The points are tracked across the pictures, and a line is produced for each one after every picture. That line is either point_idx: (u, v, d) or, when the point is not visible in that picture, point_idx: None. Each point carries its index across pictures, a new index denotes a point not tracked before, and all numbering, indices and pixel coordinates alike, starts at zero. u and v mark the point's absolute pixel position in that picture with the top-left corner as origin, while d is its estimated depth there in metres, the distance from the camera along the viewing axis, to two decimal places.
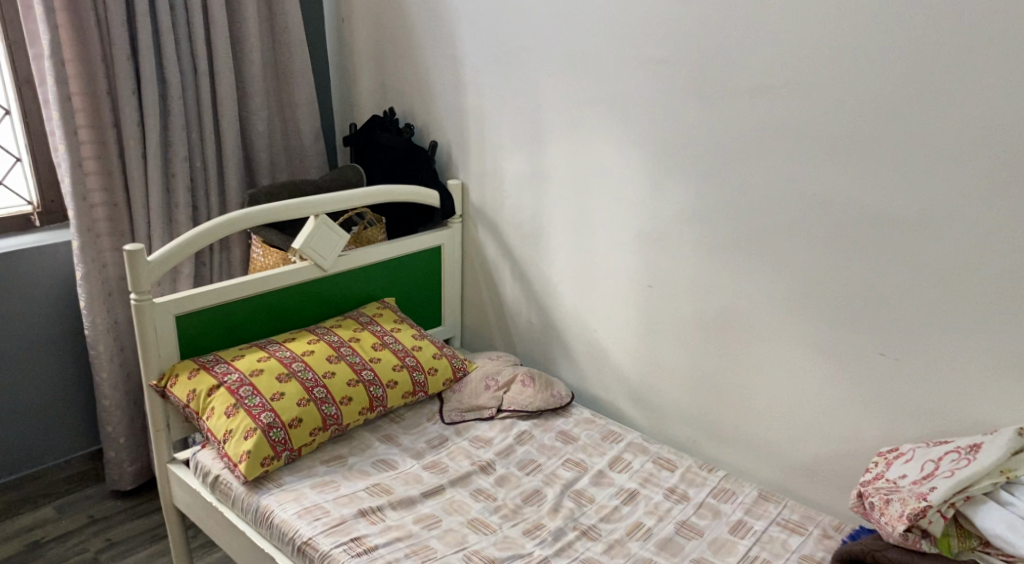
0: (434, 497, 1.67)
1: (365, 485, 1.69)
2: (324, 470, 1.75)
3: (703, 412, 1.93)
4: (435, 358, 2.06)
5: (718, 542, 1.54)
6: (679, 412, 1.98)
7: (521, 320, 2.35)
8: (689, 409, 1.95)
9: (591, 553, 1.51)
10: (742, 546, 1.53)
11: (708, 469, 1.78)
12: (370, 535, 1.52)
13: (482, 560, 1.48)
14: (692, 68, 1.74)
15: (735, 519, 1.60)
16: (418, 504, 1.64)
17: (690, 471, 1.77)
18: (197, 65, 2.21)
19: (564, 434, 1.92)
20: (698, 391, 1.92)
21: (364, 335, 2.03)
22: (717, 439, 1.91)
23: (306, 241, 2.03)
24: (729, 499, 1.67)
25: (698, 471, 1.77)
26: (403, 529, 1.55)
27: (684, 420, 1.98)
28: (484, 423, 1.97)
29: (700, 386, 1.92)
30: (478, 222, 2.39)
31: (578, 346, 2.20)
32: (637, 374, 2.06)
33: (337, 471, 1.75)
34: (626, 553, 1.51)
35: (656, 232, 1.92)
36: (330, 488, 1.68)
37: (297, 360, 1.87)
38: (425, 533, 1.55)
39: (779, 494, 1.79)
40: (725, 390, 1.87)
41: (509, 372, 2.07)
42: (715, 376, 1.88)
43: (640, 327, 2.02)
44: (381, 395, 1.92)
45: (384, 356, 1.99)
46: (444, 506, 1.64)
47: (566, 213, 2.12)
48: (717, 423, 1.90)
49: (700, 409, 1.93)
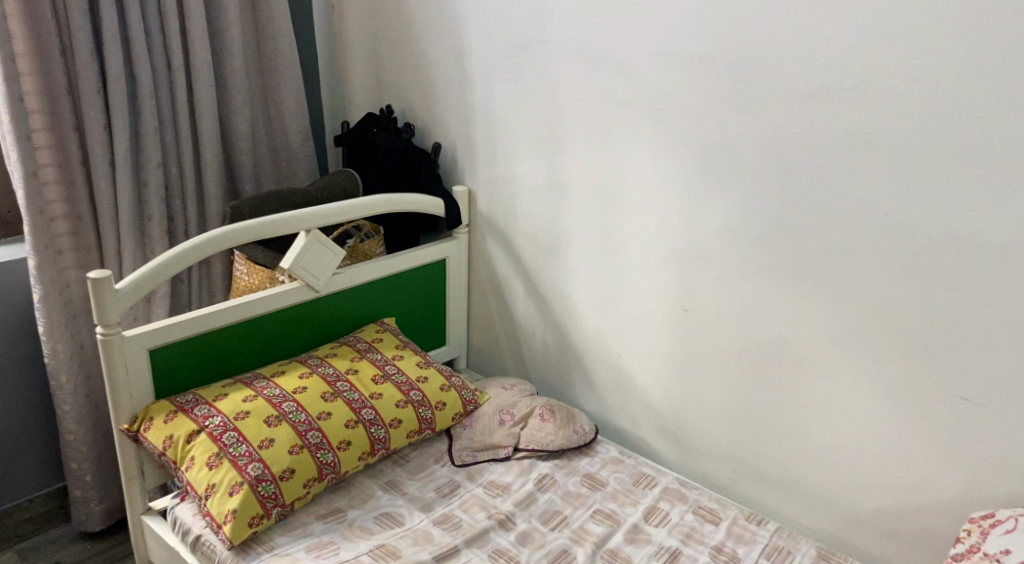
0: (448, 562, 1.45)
1: (368, 548, 1.47)
2: (321, 529, 1.53)
3: (747, 453, 1.72)
4: (443, 391, 1.84)
5: None
6: (717, 451, 1.77)
7: (534, 342, 2.13)
8: (730, 448, 1.75)
9: None
10: None
11: (757, 521, 1.58)
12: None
13: None
14: (739, 66, 1.52)
15: None
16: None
17: (737, 525, 1.57)
18: (171, 59, 1.96)
19: (590, 477, 1.71)
20: (741, 429, 1.72)
21: (363, 366, 1.81)
22: (763, 483, 1.71)
23: (299, 254, 1.81)
24: (784, 560, 1.47)
25: (746, 525, 1.56)
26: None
27: (723, 460, 1.77)
28: (500, 464, 1.76)
29: (744, 423, 1.71)
30: (487, 233, 2.17)
31: (600, 373, 1.98)
32: (669, 408, 1.85)
33: (335, 530, 1.53)
34: None
35: (694, 251, 1.70)
36: (328, 553, 1.46)
37: (287, 400, 1.65)
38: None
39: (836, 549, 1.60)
40: (772, 429, 1.67)
41: (526, 405, 1.86)
42: (760, 413, 1.68)
43: (673, 355, 1.81)
44: (384, 436, 1.70)
45: (386, 391, 1.76)
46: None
47: (589, 227, 1.89)
48: (762, 466, 1.70)
49: (744, 449, 1.72)
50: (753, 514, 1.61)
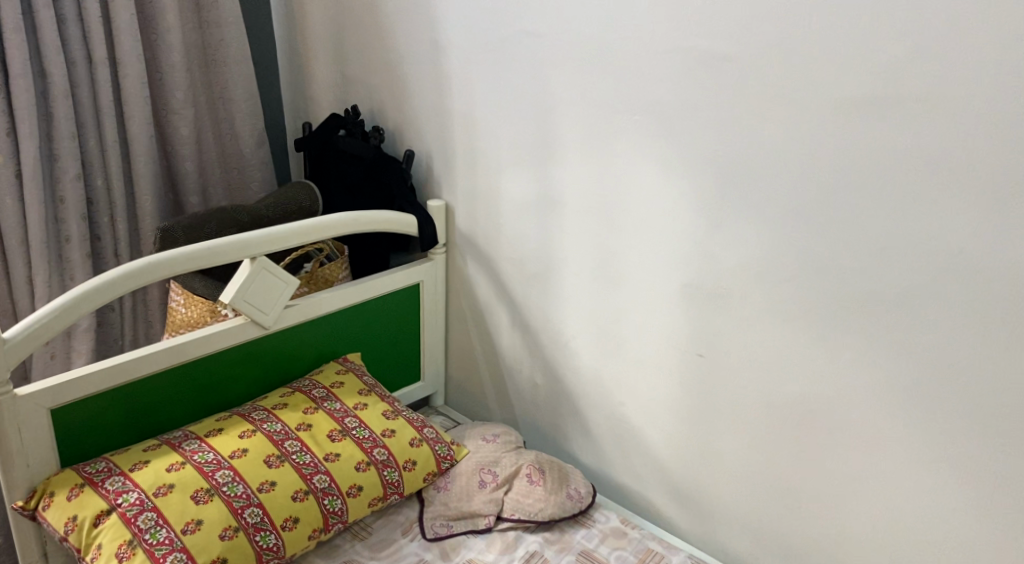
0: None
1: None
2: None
3: (778, 524, 1.47)
4: (413, 447, 1.55)
5: None
6: (742, 521, 1.52)
7: (521, 381, 1.85)
8: (756, 516, 1.49)
9: None
10: None
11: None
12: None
13: None
14: (775, 67, 1.24)
15: None
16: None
17: None
18: (91, 51, 1.65)
19: (587, 556, 1.43)
20: (770, 496, 1.46)
21: (317, 420, 1.52)
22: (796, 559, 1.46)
23: (241, 286, 1.52)
24: None
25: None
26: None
27: (747, 531, 1.52)
28: (480, 537, 1.48)
29: (774, 490, 1.45)
30: (467, 254, 1.88)
31: (597, 421, 1.71)
32: (680, 465, 1.58)
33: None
34: None
35: (713, 287, 1.42)
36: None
37: (222, 468, 1.36)
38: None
39: None
40: (810, 498, 1.41)
41: (512, 463, 1.57)
42: (795, 478, 1.42)
43: (686, 406, 1.54)
44: (340, 507, 1.42)
45: (345, 450, 1.47)
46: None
47: (586, 253, 1.61)
48: (796, 540, 1.45)
49: (773, 519, 1.47)
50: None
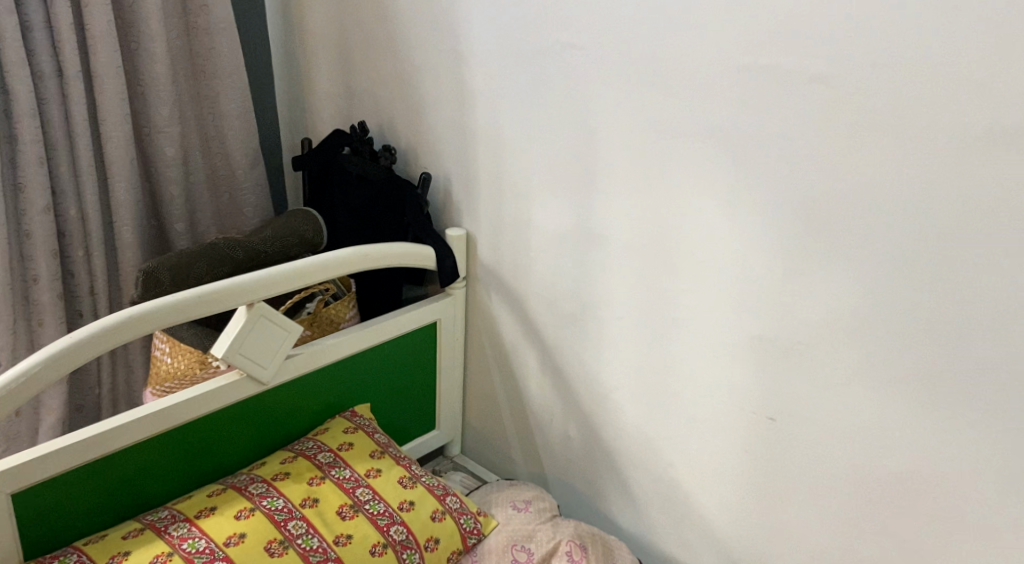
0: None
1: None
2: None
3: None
4: (434, 522, 1.35)
5: None
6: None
7: (551, 433, 1.66)
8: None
9: None
10: None
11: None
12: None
13: None
14: (876, 93, 1.04)
15: None
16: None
17: None
18: (62, 63, 1.43)
19: None
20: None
21: (325, 492, 1.31)
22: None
23: (237, 338, 1.31)
24: None
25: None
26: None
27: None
28: None
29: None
30: (489, 289, 1.67)
31: (641, 483, 1.51)
32: (742, 536, 1.40)
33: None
34: None
35: (792, 342, 1.23)
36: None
37: (215, 559, 1.15)
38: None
39: None
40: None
41: (549, 539, 1.38)
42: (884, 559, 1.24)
43: (751, 472, 1.35)
44: None
45: (358, 530, 1.27)
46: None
47: (633, 297, 1.41)
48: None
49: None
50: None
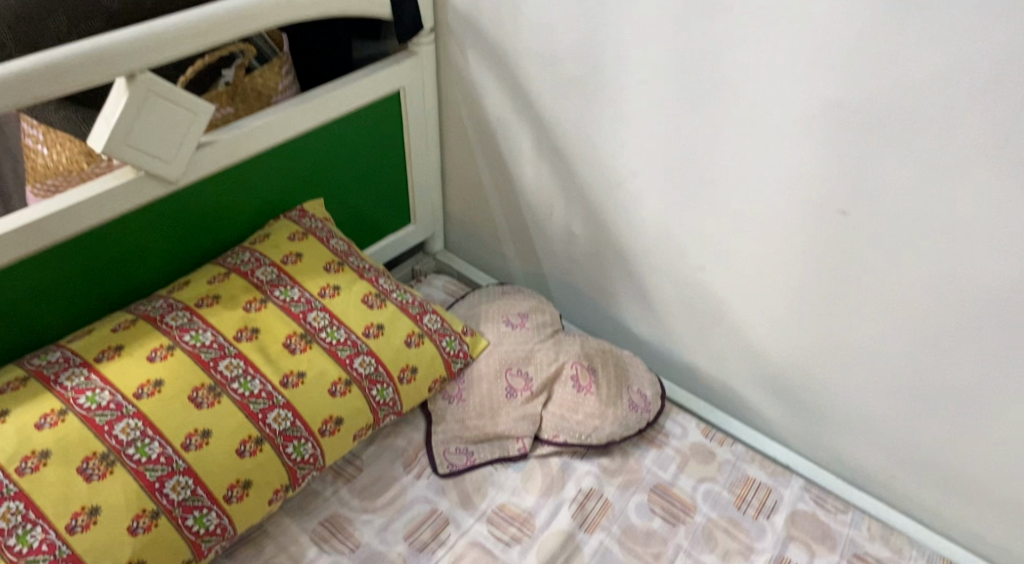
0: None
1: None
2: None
3: (934, 434, 0.99)
4: (410, 349, 1.09)
5: None
6: (886, 433, 1.03)
7: (550, 230, 1.32)
8: (905, 421, 1.01)
9: None
10: None
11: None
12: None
13: None
14: None
15: None
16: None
17: None
18: None
19: (664, 494, 1.03)
20: (942, 405, 0.96)
21: (267, 322, 1.03)
22: (959, 489, 0.99)
23: (120, 127, 0.94)
24: None
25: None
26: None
27: (882, 443, 1.04)
28: (513, 468, 1.08)
29: (939, 394, 0.96)
30: (467, 45, 1.26)
31: (663, 292, 1.19)
32: (793, 354, 1.08)
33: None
34: None
35: (893, 101, 0.83)
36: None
37: (125, 417, 0.88)
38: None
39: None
40: (999, 420, 0.92)
41: (550, 362, 1.14)
42: (982, 394, 0.92)
43: (811, 278, 1.01)
44: (312, 453, 0.98)
45: (313, 367, 1.01)
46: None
47: (664, 50, 1.00)
48: (965, 469, 0.98)
49: (930, 426, 0.99)
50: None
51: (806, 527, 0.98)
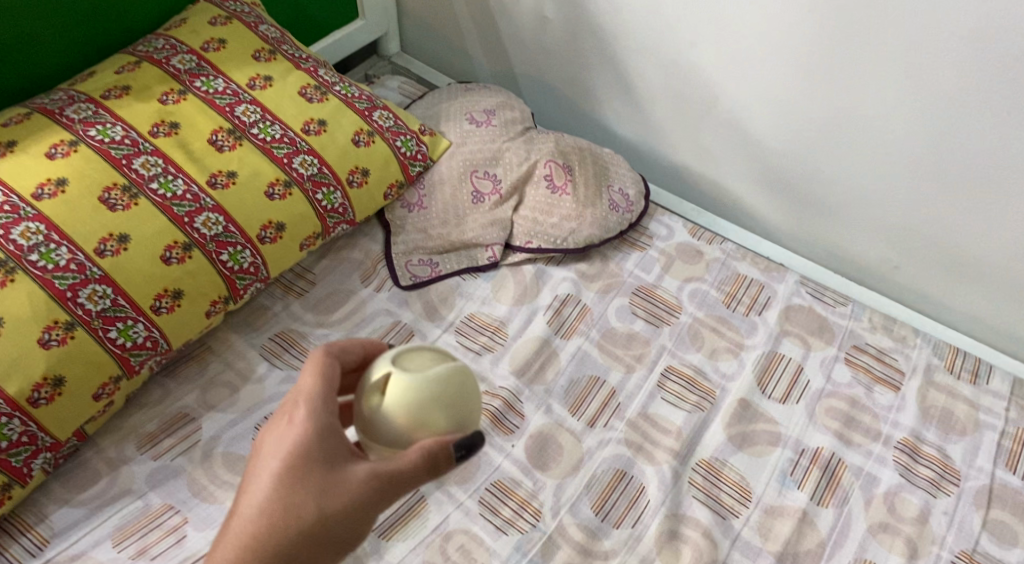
0: (392, 545, 0.75)
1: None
2: (146, 474, 0.78)
3: (944, 216, 0.89)
4: (359, 148, 0.95)
5: None
6: (890, 218, 0.94)
7: (517, 14, 1.13)
8: (914, 203, 0.90)
9: None
10: None
11: (972, 377, 0.85)
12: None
13: None
14: None
15: None
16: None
17: (933, 387, 0.84)
18: None
19: (647, 296, 0.94)
20: (955, 183, 0.86)
21: (188, 115, 0.88)
22: (965, 274, 0.92)
23: None
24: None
25: (953, 386, 0.85)
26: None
27: (884, 230, 0.95)
28: (482, 278, 0.97)
29: (955, 169, 0.85)
30: None
31: (647, 79, 1.04)
32: (788, 139, 0.96)
33: (178, 474, 0.78)
34: None
35: None
36: (165, 539, 0.74)
37: (23, 219, 0.76)
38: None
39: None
40: (1020, 191, 0.82)
41: (520, 163, 0.99)
42: (1010, 167, 0.81)
43: (815, 43, 0.86)
44: (252, 262, 0.87)
45: (245, 167, 0.87)
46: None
47: None
48: (974, 251, 0.90)
49: (941, 207, 0.89)
50: (956, 352, 0.88)
51: (802, 323, 0.91)
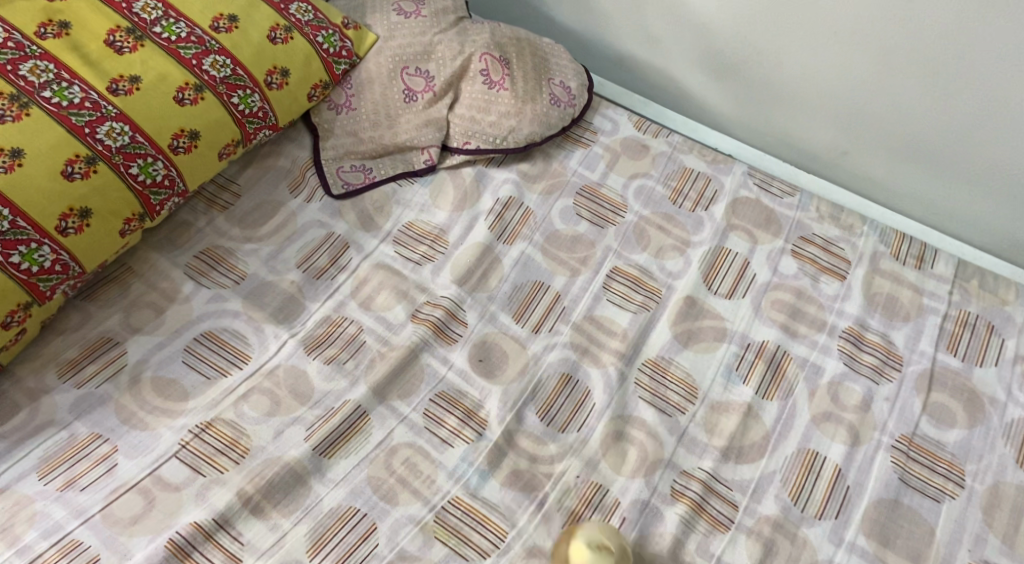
0: (335, 461, 0.74)
1: (178, 444, 0.73)
2: (70, 404, 0.74)
3: (896, 95, 0.86)
4: (276, 46, 0.87)
5: (978, 475, 0.72)
6: (837, 100, 0.90)
7: None
8: (865, 82, 0.87)
9: (718, 511, 0.70)
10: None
11: (917, 262, 0.85)
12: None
13: (472, 507, 0.71)
14: None
15: (989, 395, 0.76)
16: (305, 497, 0.72)
17: (880, 276, 0.84)
18: None
19: (592, 196, 0.91)
20: (906, 60, 0.82)
21: (79, 15, 0.79)
22: (910, 157, 0.90)
23: None
24: (969, 343, 0.79)
25: (898, 272, 0.84)
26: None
27: (831, 114, 0.92)
28: (419, 184, 0.92)
29: (905, 46, 0.81)
30: None
31: None
32: (734, 20, 0.90)
33: (104, 402, 0.75)
34: (800, 534, 0.69)
35: None
36: (96, 467, 0.71)
37: None
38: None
39: (964, 237, 0.94)
40: (970, 65, 0.79)
41: (454, 57, 0.91)
42: (965, 37, 0.77)
43: None
44: (166, 174, 0.80)
45: (149, 70, 0.79)
46: (368, 483, 0.73)
47: None
48: (922, 130, 0.87)
49: (894, 85, 0.85)
50: (902, 238, 0.87)
51: (748, 216, 0.88)
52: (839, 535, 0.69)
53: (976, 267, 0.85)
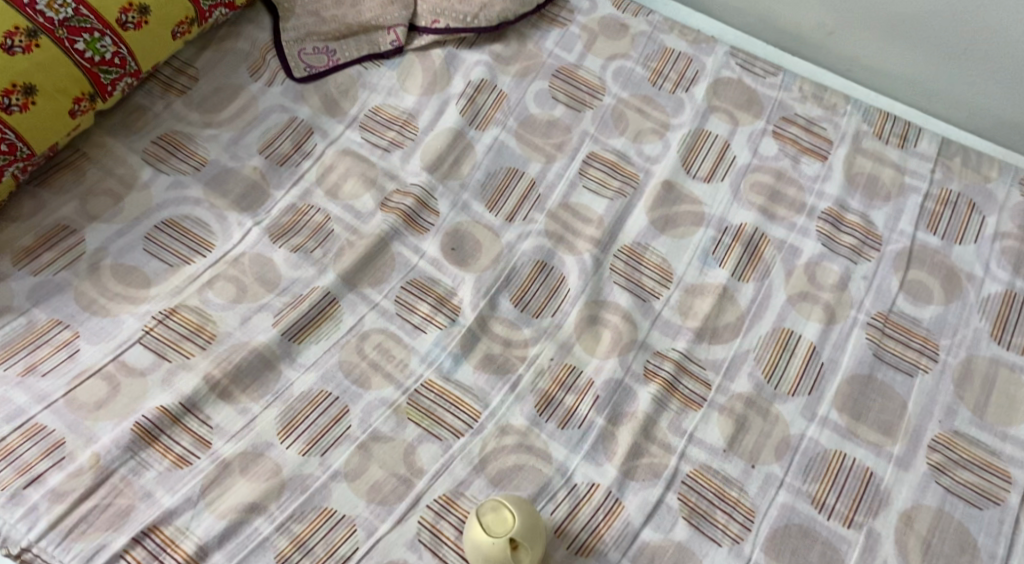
0: (305, 347, 0.72)
1: (142, 330, 0.70)
2: (27, 290, 0.71)
3: None
4: None
5: (954, 350, 0.71)
6: None
7: None
8: None
9: (691, 392, 0.70)
10: (998, 351, 0.72)
11: (900, 141, 0.83)
12: (178, 515, 0.62)
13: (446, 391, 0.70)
14: None
15: (967, 272, 0.75)
16: (275, 381, 0.70)
17: (862, 155, 0.82)
18: None
19: (568, 78, 0.87)
20: None
21: None
22: (895, 35, 0.86)
23: None
24: (950, 221, 0.78)
25: (881, 151, 0.83)
26: (267, 467, 0.65)
27: None
28: (386, 66, 0.88)
29: None
30: None
31: None
32: None
33: (63, 289, 0.72)
34: (775, 410, 0.69)
35: None
36: (57, 354, 0.69)
37: None
38: (308, 469, 0.66)
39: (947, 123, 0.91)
40: None
41: None
42: None
43: None
44: (115, 52, 0.76)
45: None
46: (339, 368, 0.71)
47: None
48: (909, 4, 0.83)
49: None
50: (886, 118, 0.85)
51: (729, 97, 0.86)
52: (813, 411, 0.69)
53: (959, 146, 0.84)
